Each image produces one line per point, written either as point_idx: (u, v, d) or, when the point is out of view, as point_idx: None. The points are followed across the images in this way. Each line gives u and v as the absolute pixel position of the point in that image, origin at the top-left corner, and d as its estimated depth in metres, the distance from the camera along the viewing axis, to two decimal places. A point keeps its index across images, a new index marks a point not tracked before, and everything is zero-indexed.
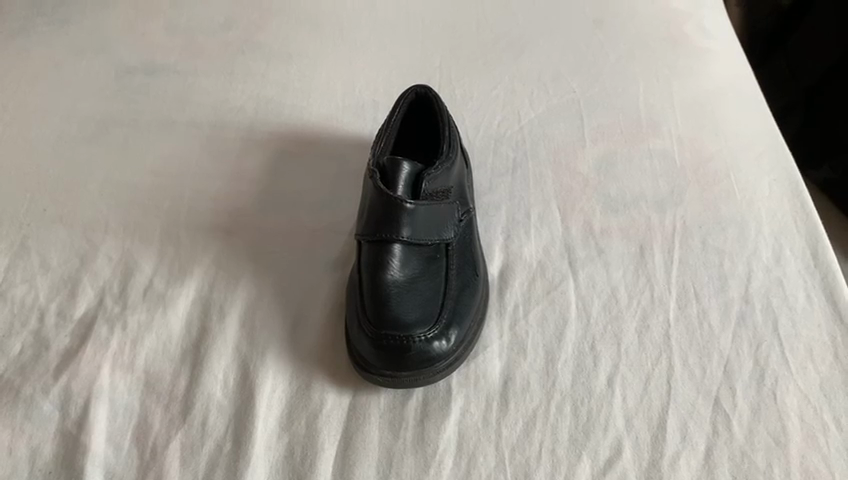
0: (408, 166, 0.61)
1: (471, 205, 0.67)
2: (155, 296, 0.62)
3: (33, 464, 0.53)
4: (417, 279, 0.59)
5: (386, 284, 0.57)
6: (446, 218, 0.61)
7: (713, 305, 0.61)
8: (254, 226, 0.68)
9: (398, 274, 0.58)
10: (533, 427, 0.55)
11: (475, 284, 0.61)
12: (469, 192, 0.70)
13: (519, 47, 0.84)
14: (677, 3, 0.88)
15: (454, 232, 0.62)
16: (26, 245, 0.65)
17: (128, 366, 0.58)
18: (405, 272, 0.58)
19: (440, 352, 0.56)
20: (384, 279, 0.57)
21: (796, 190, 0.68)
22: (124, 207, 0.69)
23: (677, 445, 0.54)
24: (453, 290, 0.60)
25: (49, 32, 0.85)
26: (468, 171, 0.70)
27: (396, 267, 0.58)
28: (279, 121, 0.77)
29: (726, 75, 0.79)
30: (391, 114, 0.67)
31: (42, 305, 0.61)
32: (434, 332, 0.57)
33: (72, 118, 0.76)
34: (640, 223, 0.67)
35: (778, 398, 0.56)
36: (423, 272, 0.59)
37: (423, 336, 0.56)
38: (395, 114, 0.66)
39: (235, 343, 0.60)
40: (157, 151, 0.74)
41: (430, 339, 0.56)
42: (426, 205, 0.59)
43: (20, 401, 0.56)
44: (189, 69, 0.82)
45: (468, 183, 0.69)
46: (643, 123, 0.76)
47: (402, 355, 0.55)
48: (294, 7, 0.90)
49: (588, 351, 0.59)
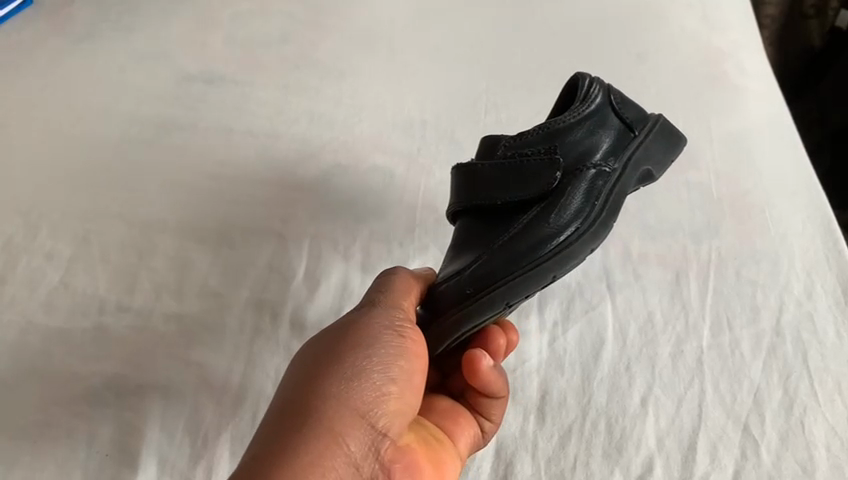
0: (506, 151, 0.59)
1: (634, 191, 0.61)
2: (211, 293, 0.65)
3: (91, 445, 0.56)
4: (473, 231, 0.60)
5: (460, 238, 0.60)
6: (526, 185, 0.58)
7: (745, 335, 0.63)
8: (307, 232, 0.70)
9: (545, 235, 0.57)
10: (569, 440, 0.58)
11: (543, 240, 0.56)
12: (647, 179, 0.62)
13: (564, 75, 0.87)
14: (718, 42, 0.90)
15: (538, 195, 0.58)
16: (88, 239, 0.69)
17: (182, 359, 0.61)
18: (504, 204, 0.58)
19: (442, 295, 0.56)
20: (464, 232, 0.60)
21: (828, 228, 0.70)
22: (181, 207, 0.72)
23: (706, 466, 0.56)
24: (543, 227, 0.57)
25: (114, 40, 0.90)
26: (646, 140, 0.62)
27: (462, 227, 0.61)
28: (331, 132, 0.80)
29: (762, 114, 0.82)
30: (583, 83, 0.61)
31: (102, 296, 0.65)
32: (456, 279, 0.57)
33: (135, 122, 0.80)
34: (675, 251, 0.69)
35: (805, 427, 0.58)
36: (481, 231, 0.59)
37: (442, 282, 0.57)
38: (616, 100, 0.62)
39: (285, 343, 0.62)
40: (216, 156, 0.77)
41: (443, 282, 0.57)
42: (486, 176, 0.59)
43: (81, 387, 0.59)
44: (246, 79, 0.86)
45: (637, 150, 0.61)
46: (681, 157, 0.78)
47: (492, 294, 0.54)
48: (347, 24, 0.93)
49: (623, 371, 0.61)
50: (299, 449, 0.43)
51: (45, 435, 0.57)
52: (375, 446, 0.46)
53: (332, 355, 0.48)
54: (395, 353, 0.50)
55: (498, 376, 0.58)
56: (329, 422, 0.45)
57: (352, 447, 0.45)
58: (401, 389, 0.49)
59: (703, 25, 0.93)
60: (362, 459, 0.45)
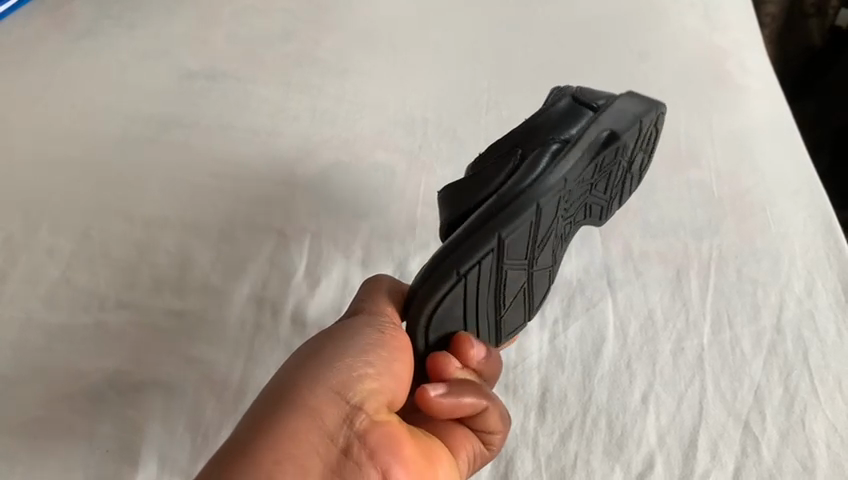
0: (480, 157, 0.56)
1: (622, 155, 0.51)
2: (212, 289, 0.65)
3: (92, 441, 0.57)
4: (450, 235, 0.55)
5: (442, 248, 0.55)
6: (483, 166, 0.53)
7: (746, 332, 0.63)
8: (308, 228, 0.70)
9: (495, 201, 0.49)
10: (569, 437, 0.58)
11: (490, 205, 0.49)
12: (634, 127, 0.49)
13: (565, 74, 0.87)
14: (719, 41, 0.90)
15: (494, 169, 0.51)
16: (89, 235, 0.69)
17: (183, 355, 0.61)
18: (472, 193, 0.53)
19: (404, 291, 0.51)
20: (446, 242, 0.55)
21: (829, 227, 0.71)
22: (182, 203, 0.72)
23: (706, 463, 0.56)
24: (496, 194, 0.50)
25: (116, 36, 0.90)
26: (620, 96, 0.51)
27: None
28: (332, 129, 0.80)
29: (763, 113, 0.82)
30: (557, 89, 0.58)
31: (103, 292, 0.65)
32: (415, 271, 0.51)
33: (136, 118, 0.80)
34: (676, 248, 0.69)
35: (806, 425, 0.58)
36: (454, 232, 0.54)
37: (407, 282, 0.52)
38: None
39: (286, 340, 0.62)
40: (217, 152, 0.77)
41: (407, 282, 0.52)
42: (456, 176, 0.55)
43: (82, 382, 0.59)
44: (247, 76, 0.86)
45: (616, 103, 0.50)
46: (682, 154, 0.78)
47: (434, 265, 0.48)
48: (348, 21, 0.93)
49: (624, 369, 0.61)
50: (266, 424, 0.41)
51: (46, 431, 0.57)
52: (351, 423, 0.44)
53: (312, 342, 0.47)
54: (377, 340, 0.48)
55: (455, 401, 0.50)
56: (301, 398, 0.43)
57: (325, 422, 0.43)
58: (378, 368, 0.47)
59: (704, 24, 0.93)
60: (336, 435, 0.43)
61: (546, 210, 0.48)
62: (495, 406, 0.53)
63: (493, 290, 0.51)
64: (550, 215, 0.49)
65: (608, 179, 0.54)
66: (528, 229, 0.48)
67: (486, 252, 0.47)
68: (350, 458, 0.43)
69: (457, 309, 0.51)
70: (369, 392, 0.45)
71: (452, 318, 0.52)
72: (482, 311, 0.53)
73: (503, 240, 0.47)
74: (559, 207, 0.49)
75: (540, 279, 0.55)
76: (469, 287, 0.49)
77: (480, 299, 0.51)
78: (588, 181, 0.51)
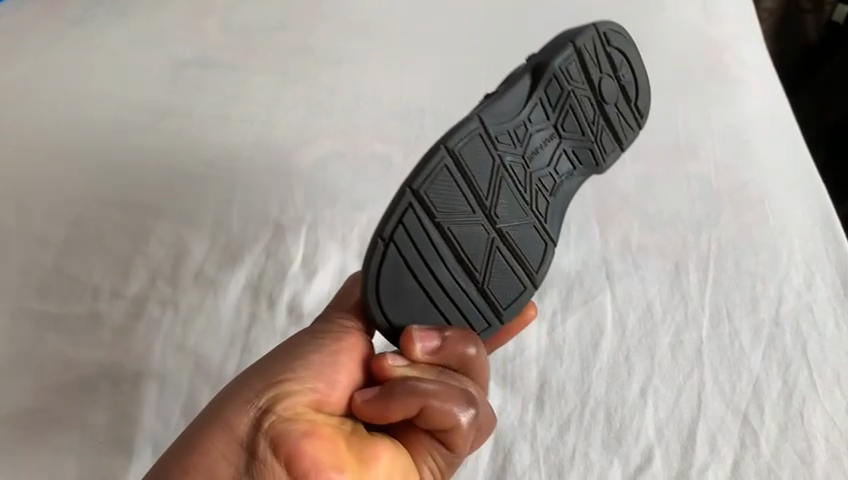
0: None
1: (567, 80, 0.49)
2: (207, 280, 0.65)
3: (85, 432, 0.56)
4: None
5: None
6: None
7: (745, 325, 0.63)
8: (304, 219, 0.70)
9: None
10: (567, 430, 0.58)
11: None
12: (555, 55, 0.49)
13: None
14: (718, 34, 0.90)
15: None
16: (83, 224, 0.68)
17: (178, 346, 0.60)
18: None
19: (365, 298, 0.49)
20: None
21: (827, 219, 0.70)
22: (177, 193, 0.71)
23: (705, 456, 0.56)
24: None
25: (110, 25, 0.89)
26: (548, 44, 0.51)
27: None
28: (328, 119, 0.79)
29: (761, 106, 0.81)
30: None
31: (96, 282, 0.64)
32: None
33: (131, 107, 0.79)
34: (675, 241, 0.69)
35: (805, 418, 0.58)
36: None
37: None
38: None
39: (282, 331, 0.62)
40: (213, 142, 0.76)
41: None
42: None
43: (76, 373, 0.59)
44: (243, 66, 0.85)
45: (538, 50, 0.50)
46: (681, 146, 0.77)
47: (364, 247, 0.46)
48: (345, 12, 0.92)
49: (622, 362, 0.61)
50: (185, 441, 0.43)
51: (38, 422, 0.56)
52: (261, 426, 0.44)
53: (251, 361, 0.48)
54: (309, 347, 0.48)
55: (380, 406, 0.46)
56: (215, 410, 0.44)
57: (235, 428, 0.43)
58: (302, 368, 0.47)
59: (703, 17, 0.92)
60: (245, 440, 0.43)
61: (468, 147, 0.46)
62: (452, 401, 0.46)
63: (448, 255, 0.47)
64: (480, 157, 0.46)
65: (569, 115, 0.51)
66: (450, 175, 0.45)
67: (405, 208, 0.45)
68: (258, 458, 0.43)
69: (416, 294, 0.47)
70: (287, 392, 0.45)
71: (414, 299, 0.47)
72: (454, 286, 0.48)
73: (419, 192, 0.45)
74: (492, 148, 0.47)
75: (526, 238, 0.50)
76: (407, 253, 0.46)
77: (437, 268, 0.47)
78: (537, 118, 0.49)
